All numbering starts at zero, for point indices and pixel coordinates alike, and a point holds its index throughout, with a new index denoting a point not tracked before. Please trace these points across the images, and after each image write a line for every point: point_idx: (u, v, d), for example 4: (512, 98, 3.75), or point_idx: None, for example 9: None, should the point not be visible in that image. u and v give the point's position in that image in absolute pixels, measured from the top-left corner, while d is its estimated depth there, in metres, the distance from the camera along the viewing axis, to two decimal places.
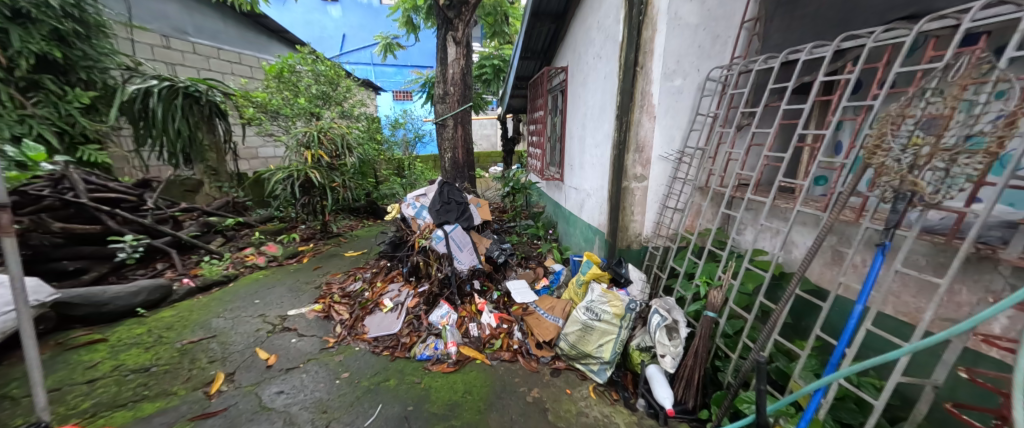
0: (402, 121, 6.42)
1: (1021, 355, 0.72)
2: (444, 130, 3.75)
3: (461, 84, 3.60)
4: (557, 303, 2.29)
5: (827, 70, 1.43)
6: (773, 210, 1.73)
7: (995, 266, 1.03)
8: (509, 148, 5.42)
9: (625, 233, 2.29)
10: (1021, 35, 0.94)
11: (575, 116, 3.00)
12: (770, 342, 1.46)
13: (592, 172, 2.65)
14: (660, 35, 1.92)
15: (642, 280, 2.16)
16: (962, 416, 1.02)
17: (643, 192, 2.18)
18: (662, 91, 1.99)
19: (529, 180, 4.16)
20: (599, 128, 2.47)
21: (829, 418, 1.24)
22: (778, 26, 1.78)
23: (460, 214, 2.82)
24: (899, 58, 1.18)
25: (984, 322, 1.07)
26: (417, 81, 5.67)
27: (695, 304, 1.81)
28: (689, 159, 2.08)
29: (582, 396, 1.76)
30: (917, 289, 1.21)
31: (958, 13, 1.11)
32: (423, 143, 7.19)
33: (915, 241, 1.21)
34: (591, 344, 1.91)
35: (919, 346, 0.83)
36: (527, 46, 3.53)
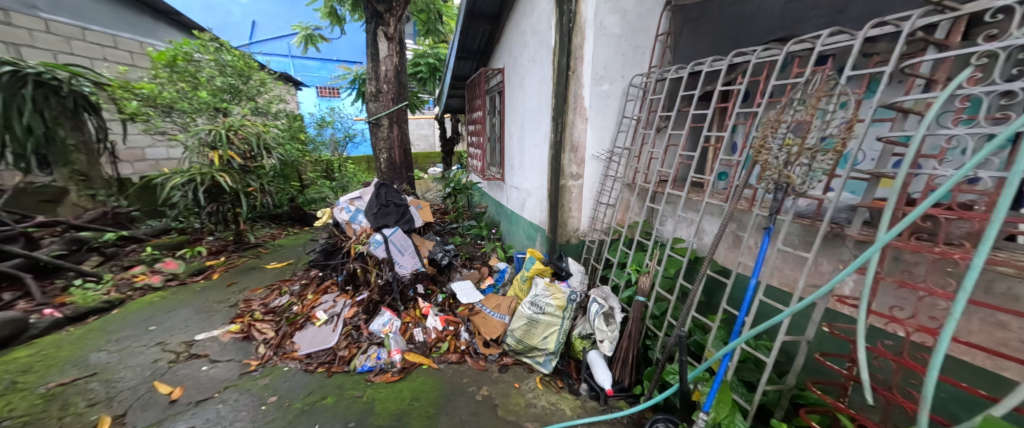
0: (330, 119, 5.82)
1: (864, 309, 0.91)
2: (378, 129, 3.54)
3: (396, 82, 3.43)
4: (502, 301, 2.31)
5: (724, 81, 1.68)
6: (689, 203, 1.96)
7: (843, 241, 1.30)
8: (449, 148, 5.31)
9: (565, 229, 2.41)
10: (854, 59, 1.21)
11: (513, 116, 3.05)
12: (688, 319, 1.65)
13: (531, 172, 2.74)
14: (588, 43, 2.08)
15: (581, 272, 2.26)
16: (827, 363, 1.27)
17: (579, 189, 2.33)
18: (592, 94, 2.15)
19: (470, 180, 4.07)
20: (537, 128, 2.56)
21: (735, 378, 1.46)
22: (686, 39, 1.98)
23: (400, 217, 2.71)
24: (776, 73, 1.43)
25: (838, 286, 1.33)
26: (346, 77, 5.22)
27: (628, 290, 2.00)
28: (618, 158, 2.28)
29: (530, 387, 1.83)
30: (794, 264, 1.47)
31: (811, 39, 1.38)
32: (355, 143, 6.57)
33: (792, 225, 1.46)
34: (536, 337, 1.98)
35: (796, 309, 1.00)
36: (463, 45, 3.47)
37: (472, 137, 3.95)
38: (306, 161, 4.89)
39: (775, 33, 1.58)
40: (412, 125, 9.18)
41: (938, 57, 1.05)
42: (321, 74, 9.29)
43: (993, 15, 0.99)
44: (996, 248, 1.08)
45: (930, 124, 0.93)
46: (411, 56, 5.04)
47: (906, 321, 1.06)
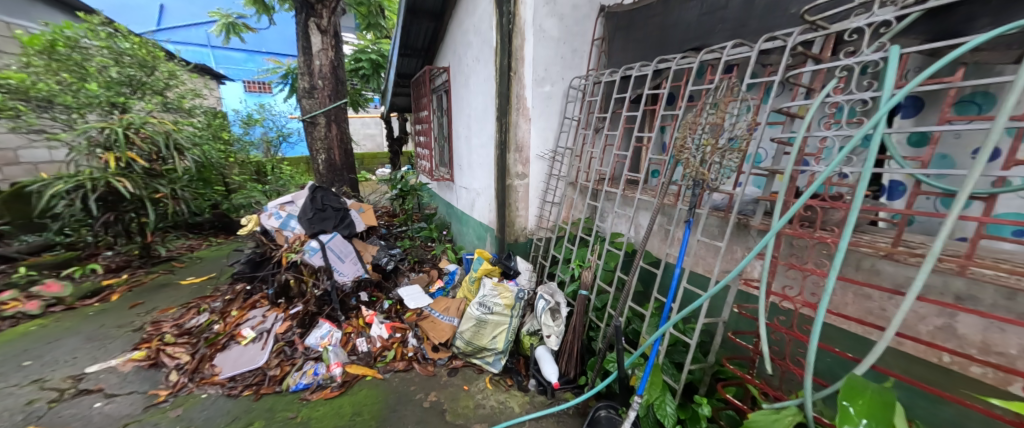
0: (258, 118, 5.28)
1: (761, 290, 1.03)
2: (314, 129, 3.30)
3: (332, 78, 3.23)
4: (451, 303, 2.27)
5: (650, 85, 1.80)
6: (625, 199, 2.07)
7: (749, 231, 1.46)
8: (396, 148, 5.12)
9: (512, 228, 2.43)
10: (750, 70, 1.41)
11: (459, 116, 3.00)
12: (625, 308, 1.76)
13: (478, 172, 2.71)
14: (528, 45, 2.12)
15: (528, 270, 2.32)
16: (738, 340, 1.42)
17: (525, 189, 2.36)
18: (534, 96, 2.20)
19: (418, 181, 3.97)
20: (482, 128, 2.55)
21: (666, 361, 1.58)
22: (618, 45, 2.10)
23: (339, 222, 2.58)
24: (692, 81, 1.62)
25: (747, 271, 1.49)
26: (276, 71, 4.78)
27: (572, 285, 2.07)
28: (560, 157, 2.35)
29: (479, 388, 1.83)
30: (712, 253, 1.62)
31: (719, 49, 1.54)
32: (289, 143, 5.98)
33: (709, 217, 1.61)
34: (485, 337, 1.98)
35: (709, 294, 1.10)
36: (406, 42, 3.36)
37: (419, 137, 3.84)
38: (230, 163, 4.44)
39: (690, 43, 1.71)
40: (358, 124, 8.70)
41: (813, 69, 1.22)
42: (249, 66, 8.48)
43: (850, 34, 1.16)
44: (861, 231, 1.28)
45: (811, 124, 1.02)
46: (350, 51, 4.77)
47: (795, 298, 1.22)
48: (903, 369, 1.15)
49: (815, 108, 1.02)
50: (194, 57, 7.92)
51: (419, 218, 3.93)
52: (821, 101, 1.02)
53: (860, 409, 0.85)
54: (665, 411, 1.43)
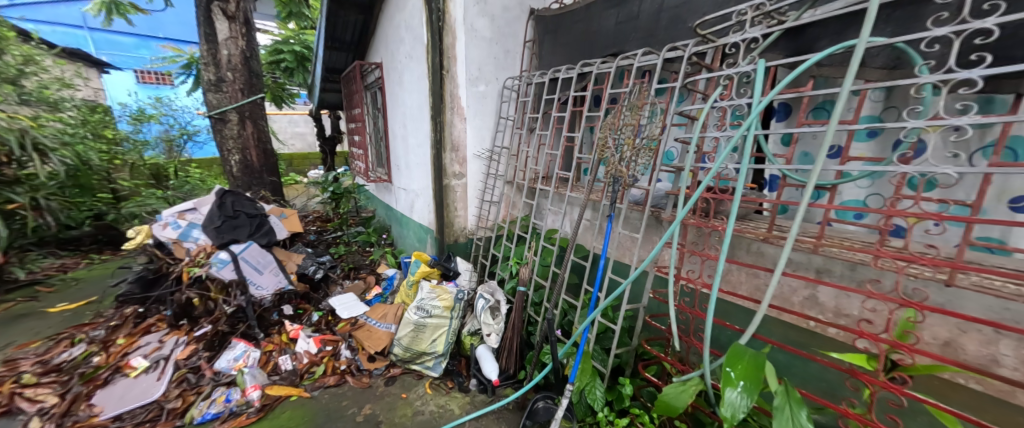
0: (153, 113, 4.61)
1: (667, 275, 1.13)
2: (224, 126, 2.95)
3: (244, 70, 2.92)
4: (388, 309, 2.16)
5: (576, 88, 1.89)
6: (559, 197, 2.15)
7: (662, 223, 1.61)
8: (328, 148, 4.77)
9: (451, 229, 2.40)
10: (657, 77, 1.55)
11: (394, 114, 2.88)
12: (559, 300, 1.84)
13: (415, 172, 2.62)
14: (460, 44, 2.11)
15: (469, 270, 2.31)
16: (655, 323, 1.56)
17: (463, 188, 2.35)
18: (469, 95, 2.20)
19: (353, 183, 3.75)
20: (416, 127, 2.47)
21: (596, 348, 1.67)
22: (548, 48, 2.17)
23: (254, 229, 2.31)
24: (610, 84, 1.73)
25: (663, 259, 1.64)
26: (176, 59, 4.18)
27: (511, 282, 2.11)
28: (497, 157, 2.37)
29: (419, 395, 1.78)
30: (634, 244, 1.76)
31: (632, 56, 1.66)
32: (196, 143, 5.25)
33: (630, 212, 1.74)
34: (424, 341, 1.93)
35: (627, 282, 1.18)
36: (333, 35, 3.14)
37: (353, 136, 3.63)
38: (115, 166, 3.82)
39: (608, 49, 1.83)
40: (285, 122, 7.95)
41: (707, 76, 1.36)
42: (142, 54, 7.38)
43: (730, 48, 1.33)
44: (748, 220, 1.48)
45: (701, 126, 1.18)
46: (268, 41, 4.35)
47: (697, 281, 1.37)
48: (780, 335, 1.35)
49: (705, 111, 1.20)
50: (65, 41, 6.73)
51: (355, 222, 3.71)
52: (710, 107, 1.20)
53: (739, 372, 0.99)
54: (595, 394, 1.52)
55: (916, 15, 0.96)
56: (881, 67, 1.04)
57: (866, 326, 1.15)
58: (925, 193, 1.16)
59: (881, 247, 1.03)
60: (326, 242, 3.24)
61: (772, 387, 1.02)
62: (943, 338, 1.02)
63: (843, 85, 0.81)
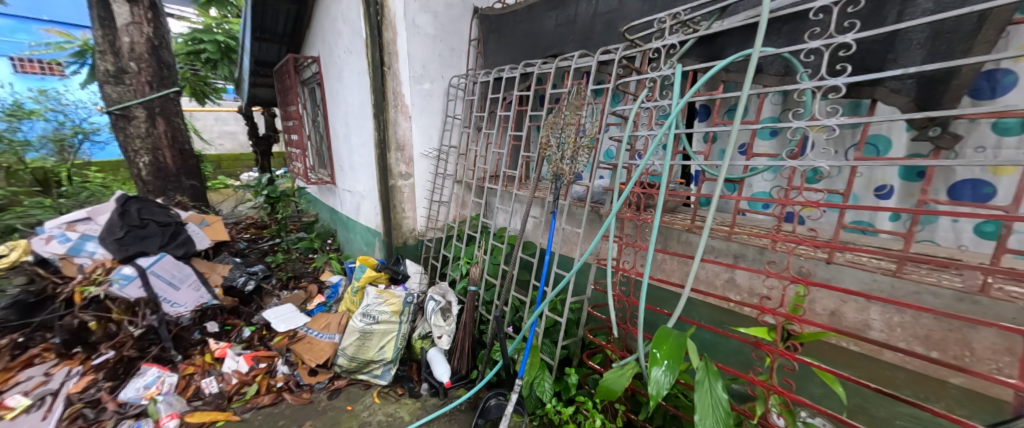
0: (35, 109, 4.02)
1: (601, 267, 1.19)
2: (128, 124, 2.60)
3: (152, 60, 2.59)
4: (332, 319, 2.03)
5: (520, 88, 1.91)
6: (508, 195, 2.19)
7: (600, 218, 1.70)
8: (262, 149, 4.40)
9: (400, 231, 2.33)
10: (593, 78, 1.61)
11: (335, 112, 2.73)
12: (510, 297, 1.87)
13: (359, 173, 2.50)
14: (400, 39, 2.04)
15: (419, 273, 2.25)
16: (597, 313, 1.65)
17: (410, 189, 2.29)
18: (412, 93, 2.14)
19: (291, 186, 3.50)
20: (358, 126, 2.36)
21: (544, 341, 1.73)
22: (492, 47, 2.19)
23: (169, 239, 2.07)
24: (550, 85, 1.77)
25: (604, 252, 1.73)
26: (64, 46, 3.61)
27: (462, 282, 2.10)
28: (445, 156, 2.34)
29: (365, 405, 1.70)
30: (578, 238, 1.83)
31: (570, 58, 1.72)
32: (95, 143, 4.62)
33: (572, 207, 1.81)
34: (371, 349, 1.84)
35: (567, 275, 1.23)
36: (261, 25, 2.90)
37: (289, 135, 3.38)
38: None
39: (549, 51, 1.88)
40: (211, 119, 7.22)
41: (637, 79, 1.43)
42: (19, 38, 6.28)
43: (655, 53, 1.43)
44: (674, 212, 1.62)
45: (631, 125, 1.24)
46: (184, 29, 3.91)
47: (631, 270, 1.46)
48: (705, 316, 1.49)
49: (635, 110, 1.26)
50: None
51: (295, 228, 3.46)
52: (639, 107, 1.27)
53: (664, 352, 1.07)
54: (543, 387, 1.57)
55: (797, 31, 1.12)
56: (775, 74, 1.18)
57: (771, 303, 1.30)
58: (814, 184, 1.35)
59: (778, 232, 1.17)
60: (261, 251, 2.98)
61: (693, 364, 1.08)
62: (830, 309, 1.18)
63: (742, 90, 0.89)
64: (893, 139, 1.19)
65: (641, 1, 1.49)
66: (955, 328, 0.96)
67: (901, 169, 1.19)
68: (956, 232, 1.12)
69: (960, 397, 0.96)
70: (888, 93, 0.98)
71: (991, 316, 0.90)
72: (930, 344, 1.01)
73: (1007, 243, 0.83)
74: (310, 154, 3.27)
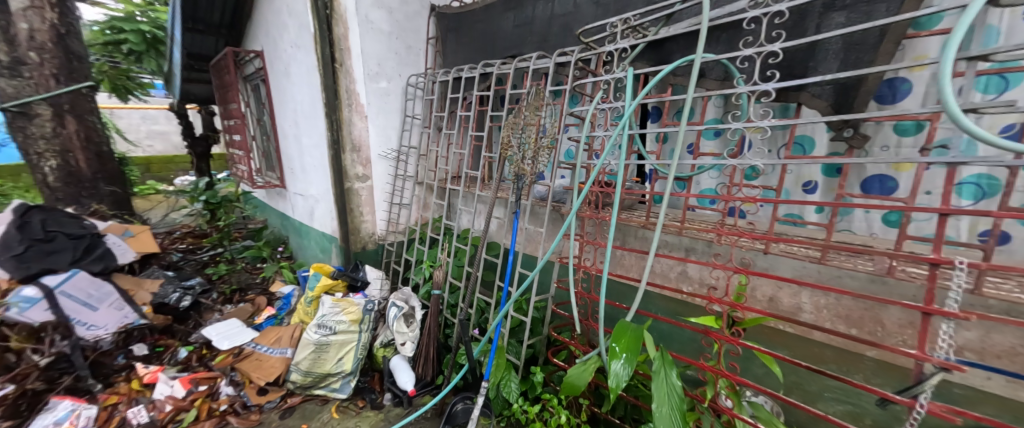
0: None
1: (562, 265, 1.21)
2: (29, 122, 2.26)
3: (59, 50, 2.28)
4: (283, 332, 1.89)
5: (480, 88, 1.88)
6: (471, 196, 2.17)
7: (562, 217, 1.73)
8: (200, 150, 4.01)
9: (358, 236, 2.23)
10: (551, 80, 1.62)
11: (283, 110, 2.55)
12: (475, 298, 1.86)
13: (311, 175, 2.35)
14: (353, 35, 1.95)
15: (380, 278, 2.17)
16: (561, 310, 1.68)
17: (368, 191, 2.20)
18: (367, 91, 2.06)
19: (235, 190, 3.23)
20: (309, 125, 2.21)
21: (509, 341, 1.73)
22: (451, 46, 2.16)
23: (84, 253, 1.82)
24: (509, 85, 1.77)
25: (566, 250, 1.76)
26: None
27: (426, 286, 2.05)
28: (405, 157, 2.28)
29: (322, 422, 1.60)
30: (540, 237, 1.85)
31: (529, 59, 1.73)
32: None
33: (534, 207, 1.83)
34: (328, 362, 1.74)
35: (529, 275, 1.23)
36: (194, 15, 2.65)
37: (231, 136, 3.11)
38: None
39: (508, 51, 1.88)
40: (139, 118, 6.50)
41: (593, 80, 1.45)
42: None
43: (609, 56, 1.46)
44: (630, 210, 1.69)
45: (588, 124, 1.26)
46: (101, 16, 3.48)
47: (591, 267, 1.50)
48: (661, 308, 1.56)
49: (591, 111, 1.28)
50: None
51: (241, 236, 3.19)
52: (595, 108, 1.29)
53: (622, 345, 1.11)
54: (509, 387, 1.56)
55: (734, 39, 1.21)
56: (716, 78, 1.26)
57: (718, 292, 1.39)
58: (751, 181, 1.46)
59: (722, 226, 1.25)
60: (200, 262, 2.71)
61: (651, 354, 1.11)
62: (768, 295, 1.28)
63: (687, 92, 0.93)
64: (817, 139, 1.32)
65: (595, 5, 1.54)
66: (869, 307, 1.08)
67: (823, 166, 1.32)
68: (868, 222, 1.27)
69: (875, 368, 1.09)
70: (810, 97, 1.08)
71: (897, 295, 1.02)
72: (850, 322, 1.12)
73: (906, 231, 0.94)
74: (256, 156, 3.03)
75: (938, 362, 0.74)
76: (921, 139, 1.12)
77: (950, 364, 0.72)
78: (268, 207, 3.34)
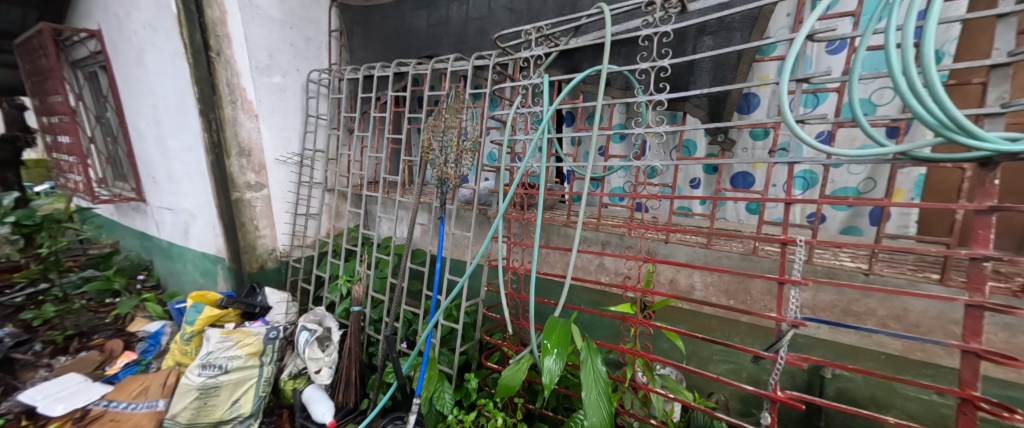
0: None
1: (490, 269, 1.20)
2: None
3: None
4: (152, 380, 1.54)
5: (395, 87, 1.76)
6: (391, 203, 2.05)
7: (488, 221, 1.75)
8: (3, 155, 3.00)
9: (254, 254, 1.92)
10: (470, 82, 1.60)
11: (137, 106, 2.06)
12: (402, 311, 1.75)
13: (184, 185, 1.94)
14: (233, 21, 1.68)
15: (285, 301, 1.92)
16: (491, 312, 1.68)
17: (263, 201, 1.91)
18: (257, 86, 1.79)
19: (68, 207, 2.51)
20: (178, 125, 1.82)
21: (440, 351, 1.68)
22: (359, 42, 2.02)
23: None
24: (427, 86, 1.69)
25: (494, 252, 1.77)
26: None
27: (343, 303, 1.86)
28: (310, 162, 2.06)
29: None
30: (469, 240, 1.84)
31: (446, 60, 1.68)
32: None
33: (460, 211, 1.81)
34: (220, 408, 1.46)
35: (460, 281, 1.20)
36: None
37: (56, 136, 2.41)
38: None
39: (424, 51, 1.81)
40: None
41: (513, 85, 1.43)
42: None
43: (524, 62, 1.51)
44: (550, 210, 1.79)
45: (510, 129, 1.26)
46: None
47: (519, 266, 1.52)
48: (584, 300, 1.68)
49: (511, 116, 1.27)
50: None
51: (77, 265, 2.39)
52: (515, 112, 1.29)
53: (553, 341, 1.14)
54: (443, 400, 1.49)
55: (631, 53, 1.36)
56: (619, 87, 1.40)
57: (631, 280, 1.54)
58: (651, 179, 1.65)
59: (632, 221, 1.39)
60: (8, 306, 1.95)
61: (578, 345, 1.16)
62: (670, 279, 1.47)
63: (597, 99, 1.00)
64: (698, 142, 1.56)
65: (508, 12, 1.58)
66: (741, 280, 1.31)
67: (704, 166, 1.56)
68: (737, 211, 1.55)
69: (747, 330, 1.32)
70: (693, 107, 1.26)
71: (760, 269, 1.26)
72: (729, 295, 1.34)
73: (765, 216, 1.15)
74: (97, 161, 2.37)
75: (791, 322, 0.90)
76: (768, 143, 1.41)
77: (798, 321, 0.88)
78: (122, 227, 2.65)
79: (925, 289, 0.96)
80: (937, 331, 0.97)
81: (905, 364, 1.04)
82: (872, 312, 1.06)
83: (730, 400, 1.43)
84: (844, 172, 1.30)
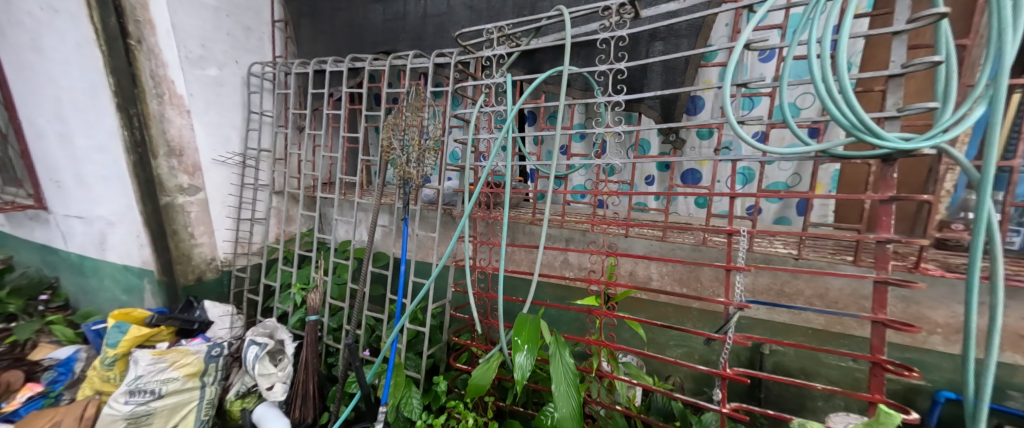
0: None
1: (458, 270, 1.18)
2: None
3: None
4: (67, 412, 1.34)
5: (350, 84, 1.66)
6: (348, 205, 1.95)
7: (453, 220, 1.73)
8: None
9: (189, 264, 1.73)
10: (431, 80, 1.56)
11: (32, 97, 1.76)
12: (364, 317, 1.67)
13: (99, 189, 1.69)
14: (156, 4, 1.49)
15: (228, 314, 1.77)
16: (457, 312, 1.68)
17: (199, 206, 1.73)
18: (188, 79, 1.62)
19: None
20: (89, 121, 1.58)
21: (406, 355, 1.63)
22: (305, 33, 1.92)
23: None
24: (385, 83, 1.62)
25: (460, 252, 1.75)
26: None
27: (298, 313, 1.74)
28: (253, 162, 1.92)
29: None
30: (434, 242, 1.81)
31: (405, 56, 1.62)
32: None
33: (424, 212, 1.77)
34: None
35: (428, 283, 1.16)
36: None
37: None
38: None
39: (381, 46, 1.74)
40: None
41: (475, 84, 1.40)
42: None
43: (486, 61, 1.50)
44: (515, 208, 1.80)
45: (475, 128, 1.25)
46: None
47: (486, 266, 1.52)
48: (551, 295, 1.72)
49: (475, 115, 1.26)
50: None
51: None
52: (477, 111, 1.27)
53: (523, 337, 1.15)
54: (411, 405, 1.44)
55: (590, 55, 1.41)
56: (579, 88, 1.45)
57: (595, 274, 1.60)
58: (611, 176, 1.73)
59: (595, 217, 1.45)
60: None
61: (547, 339, 1.18)
62: (629, 271, 1.55)
63: (560, 99, 1.01)
64: (651, 141, 1.66)
65: (468, 10, 1.56)
66: (692, 269, 1.41)
67: (657, 163, 1.67)
68: (687, 205, 1.67)
69: (699, 314, 1.43)
70: (648, 108, 1.34)
71: (708, 258, 1.37)
72: (682, 283, 1.44)
73: (712, 209, 1.24)
74: None
75: (737, 304, 0.97)
76: (713, 142, 1.54)
77: (744, 304, 0.96)
78: (16, 239, 2.25)
79: (842, 270, 1.10)
80: (851, 306, 1.12)
81: (827, 336, 1.19)
82: (801, 293, 1.19)
83: (685, 381, 1.54)
84: (775, 168, 1.46)
